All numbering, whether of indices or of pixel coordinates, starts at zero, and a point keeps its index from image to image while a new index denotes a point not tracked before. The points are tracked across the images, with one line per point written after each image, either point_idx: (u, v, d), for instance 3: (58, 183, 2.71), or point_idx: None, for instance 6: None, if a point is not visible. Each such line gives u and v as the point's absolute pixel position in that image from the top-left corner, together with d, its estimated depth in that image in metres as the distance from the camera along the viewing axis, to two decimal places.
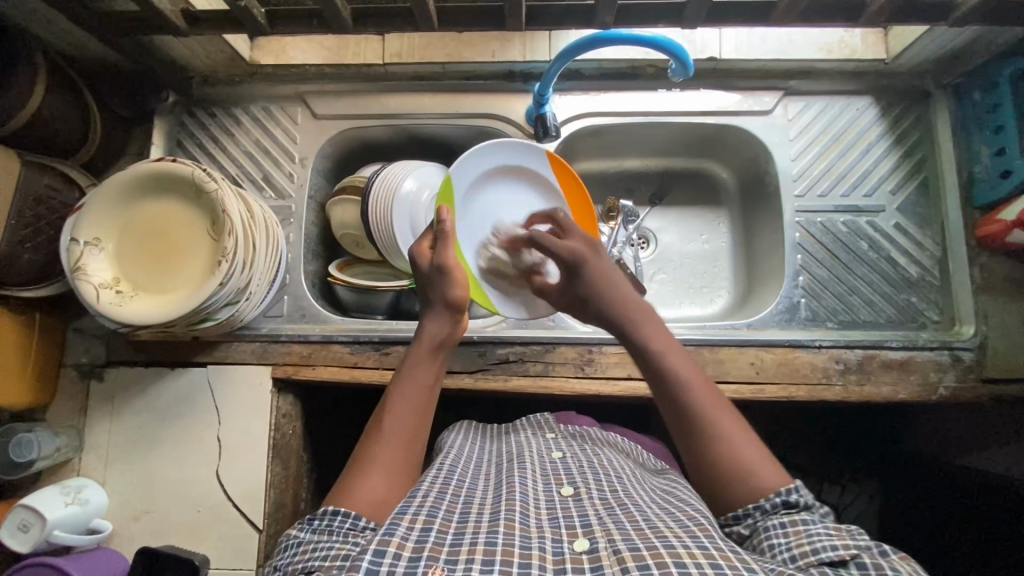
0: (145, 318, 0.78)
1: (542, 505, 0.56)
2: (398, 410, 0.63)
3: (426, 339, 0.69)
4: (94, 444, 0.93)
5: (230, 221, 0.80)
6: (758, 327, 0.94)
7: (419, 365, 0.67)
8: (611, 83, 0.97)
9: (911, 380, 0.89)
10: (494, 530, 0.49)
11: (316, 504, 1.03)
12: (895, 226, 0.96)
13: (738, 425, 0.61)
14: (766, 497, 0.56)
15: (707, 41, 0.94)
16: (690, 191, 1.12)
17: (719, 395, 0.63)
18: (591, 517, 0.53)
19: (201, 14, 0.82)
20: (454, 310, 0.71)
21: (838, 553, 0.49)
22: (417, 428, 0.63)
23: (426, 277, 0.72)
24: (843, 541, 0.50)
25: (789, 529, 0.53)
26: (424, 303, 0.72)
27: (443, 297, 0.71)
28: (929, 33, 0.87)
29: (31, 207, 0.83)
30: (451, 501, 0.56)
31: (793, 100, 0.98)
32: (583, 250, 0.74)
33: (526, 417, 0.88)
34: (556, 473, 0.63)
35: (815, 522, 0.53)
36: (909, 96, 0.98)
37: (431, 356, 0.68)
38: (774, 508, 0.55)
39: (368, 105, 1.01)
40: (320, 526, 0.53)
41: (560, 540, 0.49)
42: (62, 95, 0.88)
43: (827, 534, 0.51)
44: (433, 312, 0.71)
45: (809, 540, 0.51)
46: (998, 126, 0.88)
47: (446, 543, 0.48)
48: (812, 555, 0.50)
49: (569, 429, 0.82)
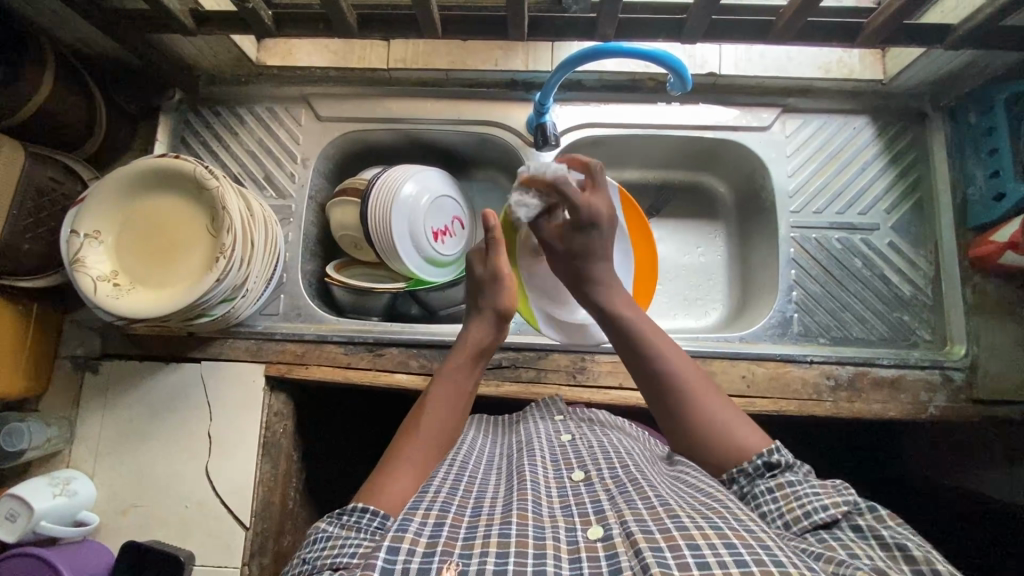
0: (144, 313, 0.79)
1: (555, 493, 0.56)
2: (437, 413, 0.66)
3: (469, 344, 0.73)
4: (85, 435, 0.93)
5: (229, 218, 0.81)
6: (751, 340, 0.94)
7: (463, 369, 0.71)
8: (613, 96, 0.98)
9: (901, 399, 0.89)
10: (507, 521, 0.49)
11: (304, 503, 1.03)
12: (889, 244, 0.97)
13: (717, 395, 0.63)
14: (750, 461, 0.57)
15: (707, 56, 0.95)
16: (687, 204, 1.13)
17: (698, 368, 0.65)
18: (603, 502, 0.53)
19: (210, 14, 0.83)
20: (500, 319, 0.76)
21: (828, 514, 0.50)
22: (450, 430, 0.66)
23: (478, 281, 0.77)
24: (833, 500, 0.51)
25: (777, 494, 0.54)
26: (473, 308, 0.77)
27: (493, 306, 0.75)
28: (925, 56, 0.88)
29: (33, 199, 0.84)
30: (463, 497, 0.56)
31: (790, 117, 0.99)
32: (603, 215, 0.74)
33: (531, 404, 0.87)
34: (565, 459, 0.64)
35: (802, 483, 0.53)
36: (905, 116, 0.99)
37: (474, 361, 0.72)
38: (758, 471, 0.56)
39: (371, 109, 1.02)
40: (348, 521, 0.53)
41: (574, 529, 0.49)
42: (70, 89, 0.89)
43: (815, 494, 0.52)
44: (481, 319, 0.76)
45: (799, 503, 0.52)
46: (993, 148, 0.89)
47: (459, 538, 0.48)
48: (804, 519, 0.51)
49: (578, 412, 0.82)
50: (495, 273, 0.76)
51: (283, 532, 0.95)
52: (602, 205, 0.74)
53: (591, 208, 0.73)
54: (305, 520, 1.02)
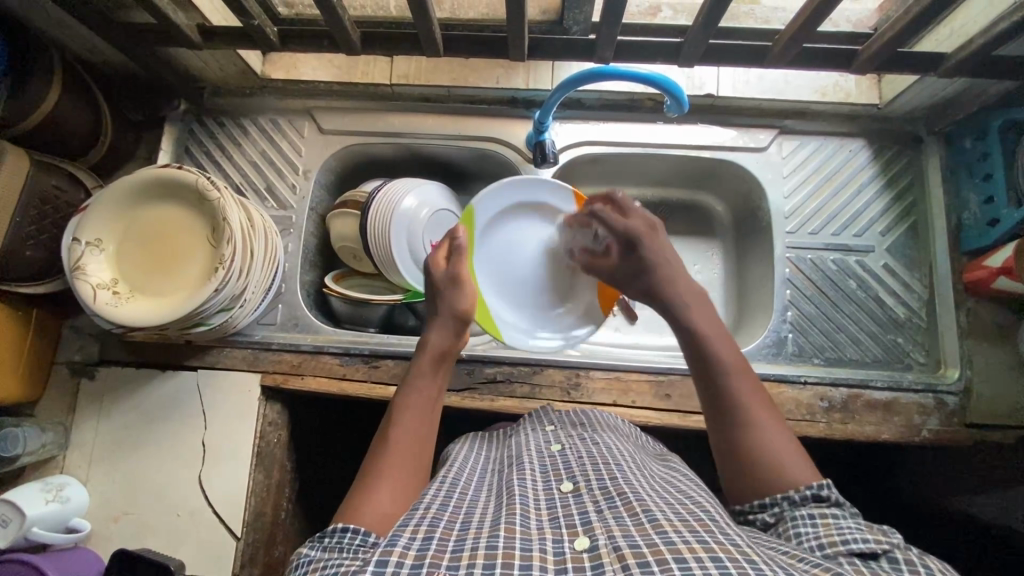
0: (142, 321, 0.80)
1: (543, 505, 0.56)
2: (403, 421, 0.66)
3: (430, 350, 0.73)
4: (79, 442, 0.94)
5: (228, 229, 0.82)
6: (746, 359, 0.94)
7: (426, 377, 0.70)
8: (611, 114, 1.00)
9: (895, 422, 0.90)
10: (494, 534, 0.50)
11: (296, 514, 1.02)
12: (885, 267, 0.97)
13: (775, 421, 0.62)
14: (796, 490, 0.56)
15: (706, 79, 0.96)
16: (685, 222, 1.13)
17: (760, 387, 0.64)
18: (590, 514, 0.53)
19: (215, 28, 0.85)
20: (459, 321, 0.76)
21: (867, 545, 0.48)
22: (423, 435, 0.65)
23: (439, 289, 0.78)
24: (875, 535, 0.49)
25: (817, 521, 0.52)
26: (433, 314, 0.77)
27: (451, 309, 0.76)
28: (918, 83, 0.89)
29: (37, 206, 0.85)
30: (453, 513, 0.56)
31: (787, 139, 1.00)
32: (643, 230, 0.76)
33: (531, 412, 0.87)
34: (554, 469, 0.64)
35: (846, 518, 0.52)
36: (901, 140, 1.00)
37: (438, 366, 0.72)
38: (803, 501, 0.55)
39: (373, 123, 1.03)
40: (330, 543, 0.52)
41: (561, 540, 0.50)
42: (77, 99, 0.90)
43: (856, 529, 0.50)
44: (441, 323, 0.75)
45: (838, 532, 0.50)
46: (987, 173, 0.90)
47: (448, 551, 0.48)
48: (840, 544, 0.49)
49: (569, 417, 0.82)
50: (452, 277, 0.77)
51: (275, 543, 0.95)
52: (640, 221, 0.77)
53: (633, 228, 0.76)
54: (296, 531, 1.02)
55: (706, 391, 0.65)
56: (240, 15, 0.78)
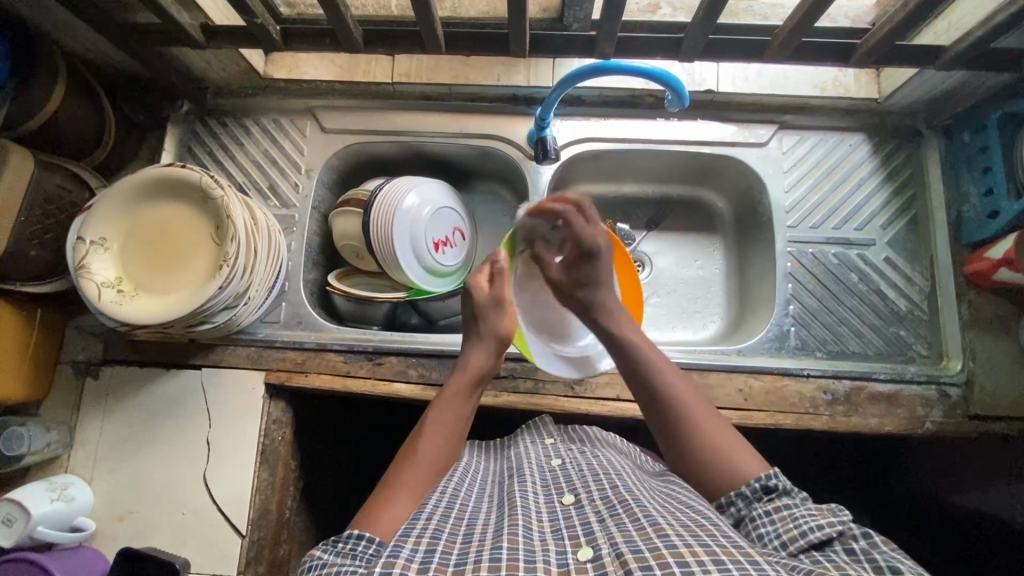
0: (148, 318, 0.80)
1: (545, 517, 0.57)
2: (435, 434, 0.68)
3: (471, 370, 0.75)
4: (84, 441, 0.94)
5: (232, 227, 0.82)
6: (749, 353, 0.94)
7: (463, 394, 0.73)
8: (612, 111, 1.00)
9: (898, 414, 0.90)
10: (498, 545, 0.50)
11: (301, 512, 1.02)
12: (885, 260, 0.98)
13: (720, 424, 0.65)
14: (748, 485, 0.59)
15: (705, 74, 0.97)
16: (685, 218, 1.14)
17: (700, 396, 0.68)
18: (593, 524, 0.53)
19: (219, 28, 0.85)
20: (499, 345, 0.78)
21: (822, 533, 0.52)
22: (448, 453, 0.68)
23: (483, 309, 0.79)
24: (827, 520, 0.53)
25: (774, 516, 0.55)
26: (474, 333, 0.79)
27: (495, 332, 0.78)
28: (917, 77, 0.90)
29: (41, 206, 0.86)
30: (454, 524, 0.56)
31: (788, 134, 1.00)
32: (600, 244, 0.76)
33: (530, 423, 0.89)
34: (555, 483, 0.65)
35: (797, 506, 0.55)
36: (900, 134, 1.00)
37: (475, 387, 0.74)
38: (755, 496, 0.58)
39: (375, 121, 1.04)
40: (343, 548, 0.53)
41: (564, 552, 0.50)
42: (80, 101, 0.91)
43: (810, 516, 0.54)
44: (482, 344, 0.78)
45: (795, 523, 0.54)
46: (986, 167, 0.91)
47: (450, 564, 0.49)
48: (801, 538, 0.52)
49: (571, 433, 0.84)
50: (497, 299, 0.79)
51: (280, 541, 0.95)
52: (601, 234, 0.76)
53: (594, 239, 0.75)
54: (300, 528, 1.02)
55: (645, 401, 0.69)
56: (244, 14, 0.79)
